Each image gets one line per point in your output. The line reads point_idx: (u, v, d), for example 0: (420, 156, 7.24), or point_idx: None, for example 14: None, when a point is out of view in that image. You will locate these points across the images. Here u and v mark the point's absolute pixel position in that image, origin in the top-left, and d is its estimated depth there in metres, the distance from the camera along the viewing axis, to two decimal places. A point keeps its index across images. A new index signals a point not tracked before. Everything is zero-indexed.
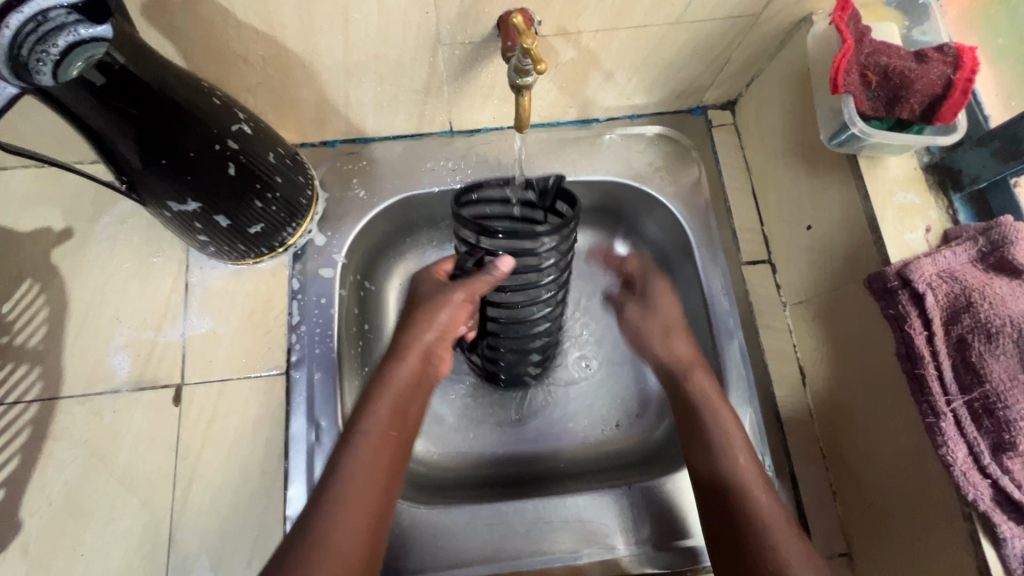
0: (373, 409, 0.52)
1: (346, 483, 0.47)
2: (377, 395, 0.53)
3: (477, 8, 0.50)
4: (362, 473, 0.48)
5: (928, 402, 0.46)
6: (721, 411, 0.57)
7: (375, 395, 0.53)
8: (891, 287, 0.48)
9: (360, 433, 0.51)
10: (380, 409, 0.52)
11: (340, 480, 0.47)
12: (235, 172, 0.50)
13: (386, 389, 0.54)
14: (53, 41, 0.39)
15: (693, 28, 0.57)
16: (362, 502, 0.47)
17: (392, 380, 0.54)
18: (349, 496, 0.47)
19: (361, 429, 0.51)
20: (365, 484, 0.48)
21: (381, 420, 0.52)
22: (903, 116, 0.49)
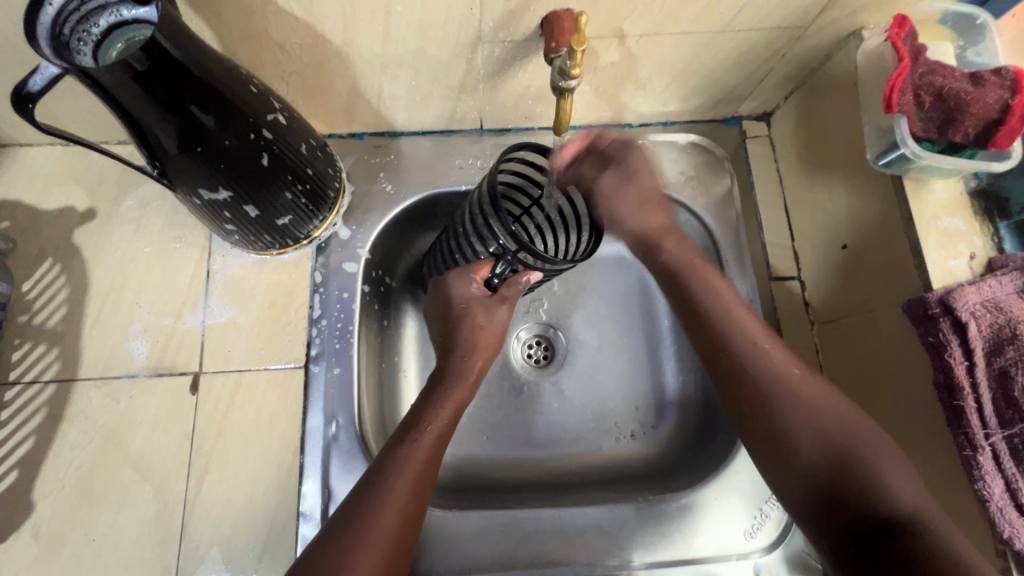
0: (437, 409, 0.54)
1: (402, 464, 0.50)
2: (438, 391, 0.55)
3: (522, 7, 0.49)
4: (407, 468, 0.49)
5: (965, 434, 0.46)
6: (759, 339, 0.54)
7: (435, 391, 0.55)
8: (932, 314, 0.47)
9: (425, 431, 0.52)
10: (441, 405, 0.54)
11: (398, 464, 0.49)
12: (268, 162, 0.50)
13: (456, 385, 0.56)
14: (94, 21, 0.39)
15: (739, 36, 0.56)
16: (413, 483, 0.49)
17: (456, 380, 0.57)
18: (402, 482, 0.49)
19: (423, 424, 0.53)
20: (416, 470, 0.50)
21: (442, 417, 0.54)
22: (955, 140, 0.48)
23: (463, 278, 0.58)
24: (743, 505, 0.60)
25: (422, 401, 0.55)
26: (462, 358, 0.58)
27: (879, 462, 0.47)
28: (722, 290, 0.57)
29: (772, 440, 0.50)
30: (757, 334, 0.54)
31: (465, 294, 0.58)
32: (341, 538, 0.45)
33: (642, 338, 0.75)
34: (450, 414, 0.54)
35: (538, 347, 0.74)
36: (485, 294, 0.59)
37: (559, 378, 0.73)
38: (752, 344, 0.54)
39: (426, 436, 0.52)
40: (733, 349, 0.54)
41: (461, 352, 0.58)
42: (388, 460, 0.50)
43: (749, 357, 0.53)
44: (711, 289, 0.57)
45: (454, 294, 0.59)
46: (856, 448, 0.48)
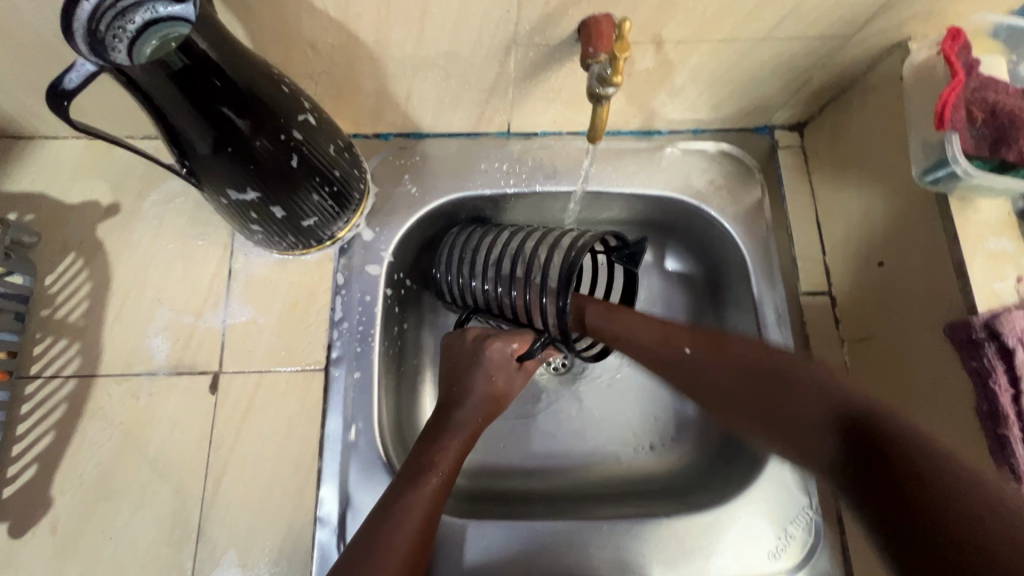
0: (448, 443, 0.56)
1: (408, 507, 0.50)
2: (447, 429, 0.57)
3: (560, 11, 0.48)
4: (415, 507, 0.51)
5: (1009, 465, 0.44)
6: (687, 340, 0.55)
7: (444, 429, 0.57)
8: (976, 339, 0.45)
9: (430, 474, 0.53)
10: (451, 442, 0.56)
11: (406, 507, 0.50)
12: (297, 164, 0.49)
13: (463, 418, 0.58)
14: (131, 17, 0.38)
15: (780, 45, 0.54)
16: (419, 527, 0.50)
17: (460, 429, 0.57)
18: (407, 528, 0.50)
19: (433, 463, 0.54)
20: (424, 509, 0.51)
21: (451, 456, 0.55)
22: (1009, 158, 0.46)
23: (501, 341, 0.60)
24: (767, 525, 0.59)
25: (431, 438, 0.56)
26: (469, 411, 0.59)
27: (826, 371, 0.47)
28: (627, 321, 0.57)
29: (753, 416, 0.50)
30: (674, 343, 0.55)
31: (498, 357, 0.60)
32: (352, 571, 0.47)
33: None
34: (456, 454, 0.55)
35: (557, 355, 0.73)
36: (515, 364, 0.61)
37: (578, 387, 0.72)
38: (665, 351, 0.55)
39: (432, 483, 0.52)
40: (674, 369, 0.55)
41: (473, 407, 0.59)
42: (395, 503, 0.51)
43: (670, 350, 0.55)
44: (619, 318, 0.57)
45: (490, 354, 0.59)
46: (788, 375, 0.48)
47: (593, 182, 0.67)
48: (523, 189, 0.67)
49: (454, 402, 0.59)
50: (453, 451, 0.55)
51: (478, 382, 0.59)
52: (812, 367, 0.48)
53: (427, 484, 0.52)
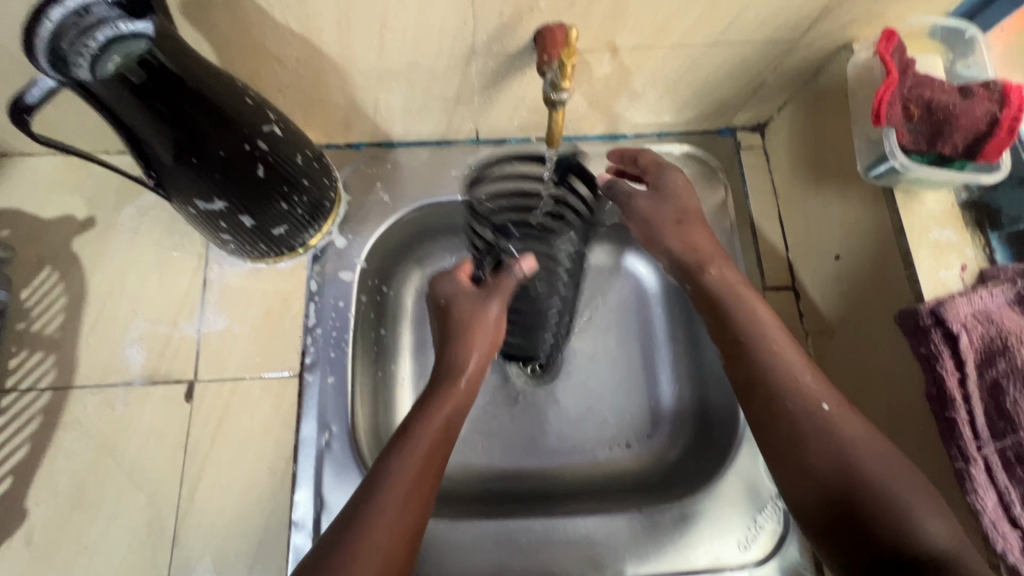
0: (432, 412, 0.53)
1: (398, 470, 0.49)
2: (430, 402, 0.54)
3: (515, 21, 0.50)
4: (404, 476, 0.49)
5: (958, 446, 0.45)
6: (801, 376, 0.50)
7: (427, 402, 0.54)
8: (924, 325, 0.47)
9: (423, 434, 0.52)
10: (433, 415, 0.53)
11: (392, 470, 0.49)
12: (263, 173, 0.50)
13: (444, 395, 0.55)
14: (93, 35, 0.39)
15: (731, 49, 0.56)
16: (409, 494, 0.48)
17: (449, 389, 0.55)
18: (394, 490, 0.48)
19: (417, 428, 0.52)
20: (410, 478, 0.49)
21: (434, 425, 0.52)
22: (944, 151, 0.48)
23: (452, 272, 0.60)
24: (737, 517, 0.60)
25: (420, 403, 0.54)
26: (458, 348, 0.57)
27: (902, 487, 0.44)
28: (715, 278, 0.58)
29: (784, 453, 0.49)
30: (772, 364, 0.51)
31: (453, 286, 0.59)
32: (340, 533, 0.46)
33: (638, 350, 0.75)
34: (448, 415, 0.54)
35: None
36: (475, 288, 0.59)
37: (554, 387, 0.73)
38: (752, 341, 0.53)
39: (422, 443, 0.51)
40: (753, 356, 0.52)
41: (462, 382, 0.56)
42: (384, 468, 0.49)
43: (758, 344, 0.52)
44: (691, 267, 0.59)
45: (440, 289, 0.60)
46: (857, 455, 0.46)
47: None
48: None
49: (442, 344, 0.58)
50: (442, 410, 0.53)
51: (455, 326, 0.57)
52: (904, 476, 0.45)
53: (418, 449, 0.51)
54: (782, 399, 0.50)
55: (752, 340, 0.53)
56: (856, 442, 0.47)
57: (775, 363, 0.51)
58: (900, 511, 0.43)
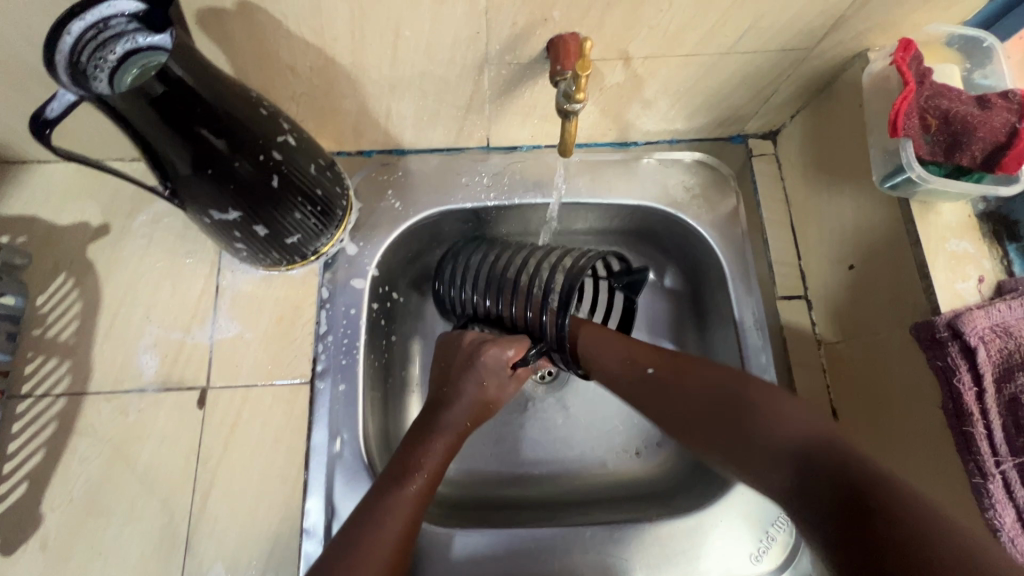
0: (430, 447, 0.56)
1: (393, 508, 0.51)
2: (428, 433, 0.57)
3: (528, 31, 0.50)
4: (398, 509, 0.51)
5: (975, 461, 0.45)
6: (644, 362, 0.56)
7: (427, 433, 0.57)
8: (940, 338, 0.46)
9: (415, 476, 0.53)
10: (433, 445, 0.56)
11: (383, 512, 0.51)
12: (277, 183, 0.51)
13: (446, 426, 0.57)
14: (112, 48, 0.40)
15: (745, 57, 0.56)
16: (403, 528, 0.51)
17: (445, 430, 0.57)
18: (390, 529, 0.50)
19: (415, 466, 0.54)
20: (409, 510, 0.52)
21: (434, 460, 0.55)
22: (961, 162, 0.48)
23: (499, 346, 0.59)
24: (749, 528, 0.59)
25: (415, 441, 0.56)
26: (457, 415, 0.58)
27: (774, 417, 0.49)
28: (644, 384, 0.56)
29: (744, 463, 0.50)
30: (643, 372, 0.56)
31: (494, 360, 0.59)
32: (345, 558, 0.48)
33: None
34: (441, 458, 0.56)
35: (544, 363, 0.74)
36: (507, 371, 0.60)
37: (563, 394, 0.73)
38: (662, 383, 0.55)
39: (416, 484, 0.53)
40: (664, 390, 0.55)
41: (461, 409, 0.58)
42: (375, 506, 0.51)
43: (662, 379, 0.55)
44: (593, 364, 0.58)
45: (486, 360, 0.59)
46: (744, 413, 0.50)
47: (569, 195, 0.69)
48: (504, 201, 0.69)
49: (441, 403, 0.59)
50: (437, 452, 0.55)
51: (471, 380, 0.59)
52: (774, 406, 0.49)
53: (412, 485, 0.53)
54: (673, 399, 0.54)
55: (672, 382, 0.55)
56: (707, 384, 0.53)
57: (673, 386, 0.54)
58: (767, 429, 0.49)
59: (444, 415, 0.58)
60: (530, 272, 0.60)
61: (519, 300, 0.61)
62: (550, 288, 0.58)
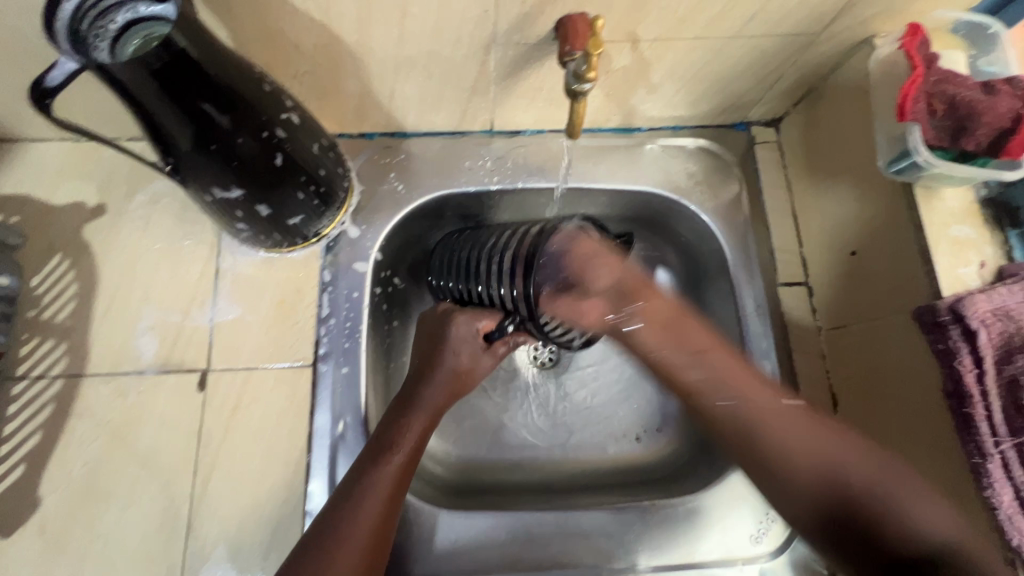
0: (407, 425, 0.56)
1: (372, 482, 0.51)
2: (406, 413, 0.57)
3: (537, 11, 0.49)
4: (377, 489, 0.51)
5: (975, 442, 0.45)
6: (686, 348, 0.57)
7: (404, 412, 0.57)
8: (942, 321, 0.47)
9: (393, 454, 0.53)
10: (411, 425, 0.56)
11: (365, 492, 0.50)
12: (281, 162, 0.50)
13: (421, 406, 0.58)
14: (112, 17, 0.39)
15: (752, 41, 0.56)
16: (383, 505, 0.50)
17: (422, 407, 0.58)
18: (369, 512, 0.49)
19: (394, 445, 0.54)
20: (388, 491, 0.51)
21: (411, 437, 0.55)
22: (967, 148, 0.48)
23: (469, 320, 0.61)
24: (749, 511, 0.60)
25: (393, 420, 0.56)
26: (436, 390, 0.59)
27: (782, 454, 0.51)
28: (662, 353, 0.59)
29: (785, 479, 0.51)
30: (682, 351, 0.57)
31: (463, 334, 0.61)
32: (318, 544, 0.47)
33: None
34: (419, 434, 0.56)
35: (544, 349, 0.74)
36: (482, 342, 0.62)
37: (563, 380, 0.73)
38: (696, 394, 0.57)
39: (395, 460, 0.53)
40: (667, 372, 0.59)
41: (438, 385, 0.60)
42: (356, 482, 0.51)
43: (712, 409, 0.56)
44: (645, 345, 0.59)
45: (457, 329, 0.61)
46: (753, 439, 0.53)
47: (573, 180, 0.68)
48: (507, 185, 0.68)
49: (421, 378, 0.60)
50: (413, 430, 0.55)
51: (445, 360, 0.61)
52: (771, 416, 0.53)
53: (392, 460, 0.53)
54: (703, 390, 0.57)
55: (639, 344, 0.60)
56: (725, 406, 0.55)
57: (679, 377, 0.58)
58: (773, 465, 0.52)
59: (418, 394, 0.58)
60: (501, 243, 0.59)
61: (490, 275, 0.58)
62: (517, 253, 0.56)
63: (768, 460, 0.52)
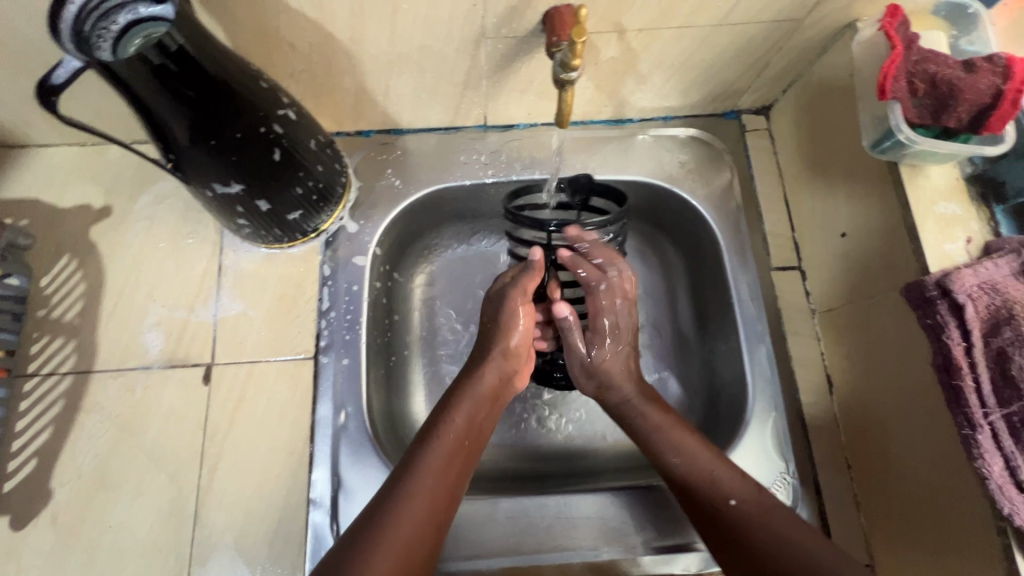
0: (453, 412, 0.55)
1: (399, 511, 0.47)
2: (449, 405, 0.56)
3: (524, 4, 0.51)
4: (430, 470, 0.50)
5: (964, 413, 0.46)
6: (689, 455, 0.55)
7: (447, 406, 0.56)
8: (930, 297, 0.48)
9: (439, 436, 0.53)
10: (455, 414, 0.55)
11: (418, 472, 0.50)
12: (279, 157, 0.52)
13: (475, 382, 0.58)
14: (114, 19, 0.40)
15: (736, 29, 0.57)
16: (436, 481, 0.50)
17: (471, 395, 0.57)
18: (421, 491, 0.49)
19: (439, 430, 0.54)
20: (437, 478, 0.50)
21: (457, 425, 0.55)
22: (949, 125, 0.49)
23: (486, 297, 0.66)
24: None
25: (438, 409, 0.56)
26: (476, 374, 0.59)
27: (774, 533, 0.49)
28: (687, 448, 0.55)
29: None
30: (686, 446, 0.55)
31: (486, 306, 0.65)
32: (369, 526, 0.46)
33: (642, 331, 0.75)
34: (466, 418, 0.55)
35: None
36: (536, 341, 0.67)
37: None
38: (692, 461, 0.54)
39: (443, 443, 0.53)
40: (651, 441, 0.57)
41: (485, 375, 0.59)
42: (403, 478, 0.50)
43: (696, 475, 0.53)
44: (664, 433, 0.57)
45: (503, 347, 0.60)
46: (741, 531, 0.50)
47: (565, 171, 0.70)
48: (502, 178, 0.70)
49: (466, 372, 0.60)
50: (459, 416, 0.55)
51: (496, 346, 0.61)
52: (762, 522, 0.50)
53: (418, 490, 0.49)
54: (689, 484, 0.54)
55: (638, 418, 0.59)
56: (722, 493, 0.52)
57: (667, 432, 0.57)
58: (762, 531, 0.49)
59: (441, 416, 0.55)
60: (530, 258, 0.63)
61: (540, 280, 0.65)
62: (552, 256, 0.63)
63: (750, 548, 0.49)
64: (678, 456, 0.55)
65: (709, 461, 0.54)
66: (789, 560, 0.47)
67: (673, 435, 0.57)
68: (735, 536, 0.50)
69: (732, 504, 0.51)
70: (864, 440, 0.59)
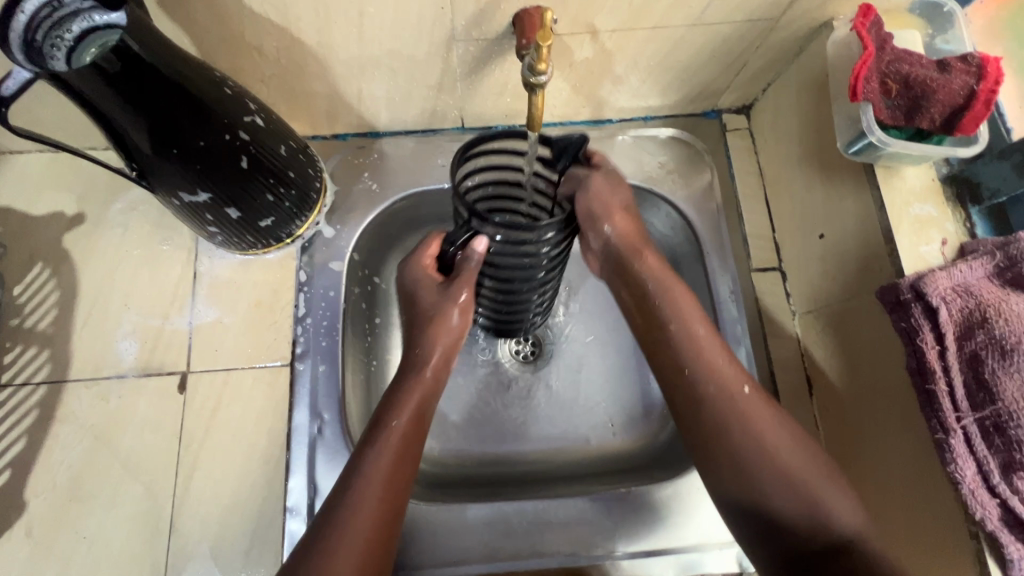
0: (403, 401, 0.52)
1: (339, 546, 0.45)
2: (395, 396, 0.53)
3: (493, 6, 0.50)
4: (375, 473, 0.48)
5: (937, 418, 0.45)
6: (736, 400, 0.50)
7: (392, 396, 0.53)
8: (903, 299, 0.47)
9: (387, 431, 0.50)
10: (400, 410, 0.52)
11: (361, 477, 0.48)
12: (246, 164, 0.51)
13: (409, 386, 0.53)
14: (67, 27, 0.39)
15: (711, 29, 0.56)
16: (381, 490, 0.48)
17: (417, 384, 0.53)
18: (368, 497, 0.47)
19: (386, 424, 0.51)
20: (381, 478, 0.48)
21: (403, 418, 0.51)
22: (922, 126, 0.49)
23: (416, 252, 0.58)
24: None
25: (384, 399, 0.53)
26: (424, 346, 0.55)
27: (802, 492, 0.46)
28: (743, 398, 0.50)
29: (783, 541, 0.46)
30: (731, 391, 0.50)
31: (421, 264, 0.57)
32: (316, 543, 0.45)
33: (625, 331, 0.76)
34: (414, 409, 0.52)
35: (525, 344, 0.75)
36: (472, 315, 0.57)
37: (544, 373, 0.73)
38: (773, 456, 0.48)
39: (389, 440, 0.50)
40: (727, 432, 0.49)
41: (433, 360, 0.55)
42: (346, 490, 0.47)
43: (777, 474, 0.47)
44: (714, 379, 0.51)
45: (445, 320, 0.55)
46: (761, 487, 0.47)
47: None
48: None
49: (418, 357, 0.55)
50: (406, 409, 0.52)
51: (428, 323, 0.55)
52: (799, 482, 0.47)
53: (362, 513, 0.46)
54: (729, 438, 0.49)
55: (710, 396, 0.50)
56: (767, 446, 0.48)
57: (750, 422, 0.49)
58: (801, 493, 0.46)
59: (383, 418, 0.51)
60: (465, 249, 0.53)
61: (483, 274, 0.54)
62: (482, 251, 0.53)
63: (771, 506, 0.47)
64: (731, 401, 0.50)
65: (754, 406, 0.50)
66: (809, 523, 0.46)
67: (728, 380, 0.51)
68: (755, 493, 0.48)
69: (762, 456, 0.48)
70: (843, 442, 0.58)
